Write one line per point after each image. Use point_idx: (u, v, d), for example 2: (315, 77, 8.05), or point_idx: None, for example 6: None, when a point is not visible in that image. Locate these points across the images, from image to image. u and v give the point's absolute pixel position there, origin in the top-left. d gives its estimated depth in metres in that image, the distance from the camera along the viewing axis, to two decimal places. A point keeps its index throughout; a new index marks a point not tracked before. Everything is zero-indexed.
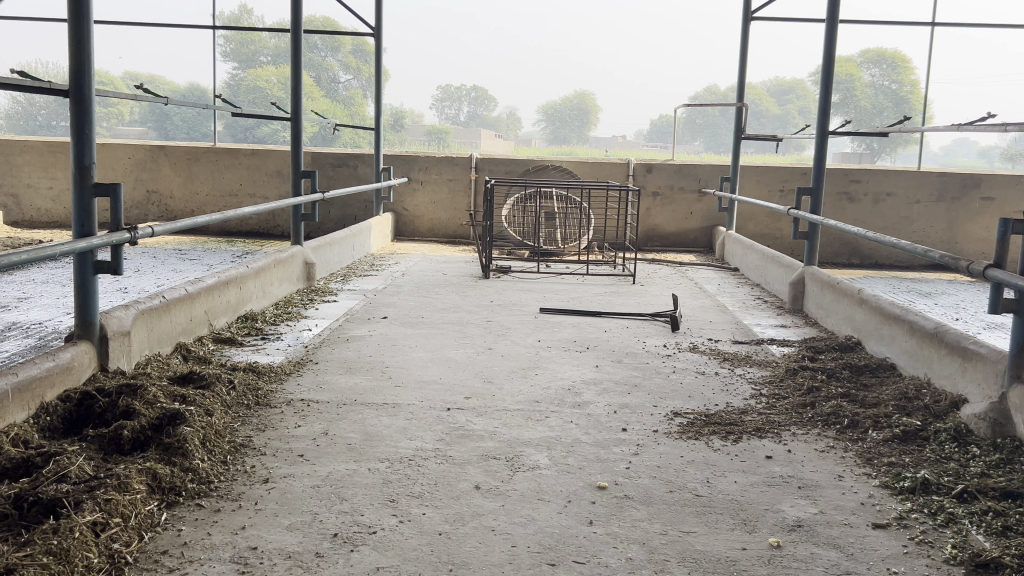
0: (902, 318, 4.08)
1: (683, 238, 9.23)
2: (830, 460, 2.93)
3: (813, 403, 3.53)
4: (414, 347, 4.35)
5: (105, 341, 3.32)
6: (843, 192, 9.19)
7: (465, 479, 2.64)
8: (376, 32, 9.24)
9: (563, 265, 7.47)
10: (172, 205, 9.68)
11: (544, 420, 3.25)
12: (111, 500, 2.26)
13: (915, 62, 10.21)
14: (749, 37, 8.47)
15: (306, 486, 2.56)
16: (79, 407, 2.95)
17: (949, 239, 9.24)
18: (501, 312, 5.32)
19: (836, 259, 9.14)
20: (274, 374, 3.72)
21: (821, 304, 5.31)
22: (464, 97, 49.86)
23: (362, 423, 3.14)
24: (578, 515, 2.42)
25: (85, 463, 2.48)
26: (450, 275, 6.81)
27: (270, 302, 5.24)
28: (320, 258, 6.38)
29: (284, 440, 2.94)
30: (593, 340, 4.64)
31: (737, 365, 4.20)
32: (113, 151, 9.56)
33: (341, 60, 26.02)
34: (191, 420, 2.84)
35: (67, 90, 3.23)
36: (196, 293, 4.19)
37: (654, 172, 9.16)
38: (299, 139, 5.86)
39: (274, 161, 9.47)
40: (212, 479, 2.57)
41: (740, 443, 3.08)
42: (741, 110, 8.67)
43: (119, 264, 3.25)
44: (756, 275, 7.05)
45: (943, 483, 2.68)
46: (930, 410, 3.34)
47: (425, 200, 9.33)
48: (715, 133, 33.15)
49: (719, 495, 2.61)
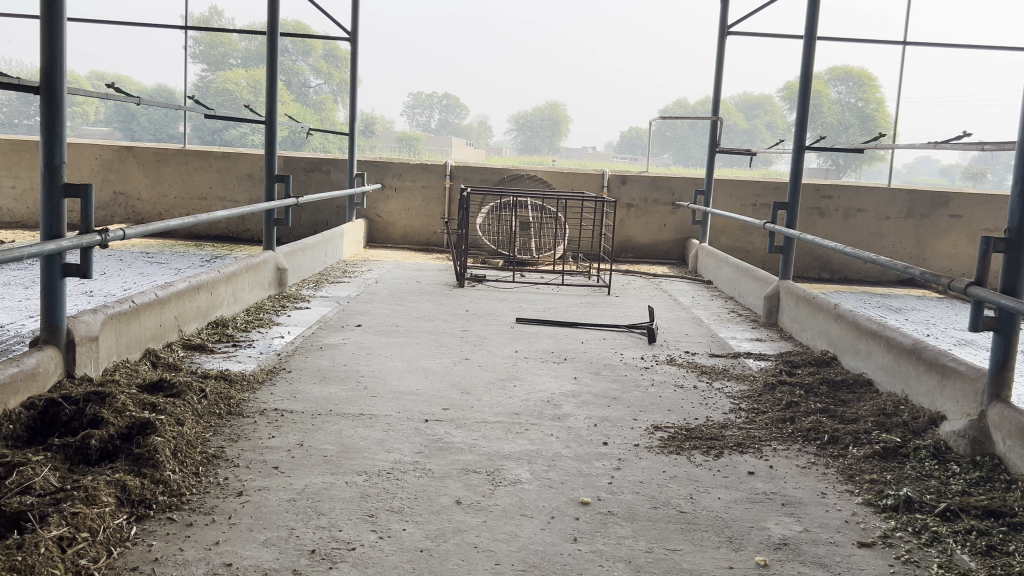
0: (878, 333, 4.09)
1: (656, 250, 9.25)
2: (812, 477, 2.92)
3: (793, 418, 3.51)
4: (389, 355, 4.29)
5: (72, 346, 3.20)
6: (814, 207, 9.27)
7: (445, 494, 2.58)
8: (351, 37, 9.15)
9: (538, 275, 7.44)
10: (139, 208, 9.51)
11: (525, 433, 3.20)
12: (78, 513, 2.17)
13: (884, 80, 10.35)
14: (725, 51, 8.52)
15: (281, 500, 2.48)
16: (44, 415, 2.84)
17: (917, 255, 9.35)
18: (477, 321, 5.26)
19: (807, 272, 9.21)
20: (246, 383, 3.62)
21: (797, 318, 5.32)
22: (435, 105, 49.80)
23: (338, 435, 3.07)
24: (561, 532, 2.37)
25: (50, 475, 2.39)
26: (424, 283, 6.74)
27: (241, 308, 5.13)
28: (292, 264, 6.28)
29: (258, 451, 2.86)
30: (571, 351, 4.60)
31: (715, 379, 4.19)
32: (79, 151, 9.36)
33: (313, 66, 25.87)
34: (162, 430, 2.75)
35: (37, 86, 3.12)
36: (165, 299, 4.08)
37: (628, 184, 9.19)
38: (272, 142, 5.74)
39: (245, 165, 9.33)
40: (184, 491, 2.49)
41: (721, 458, 3.05)
42: (716, 123, 8.70)
43: (89, 268, 3.17)
44: (730, 288, 7.06)
45: (926, 501, 2.67)
46: (909, 427, 3.34)
47: (399, 207, 9.25)
48: (685, 147, 33.55)
49: (703, 511, 2.57)
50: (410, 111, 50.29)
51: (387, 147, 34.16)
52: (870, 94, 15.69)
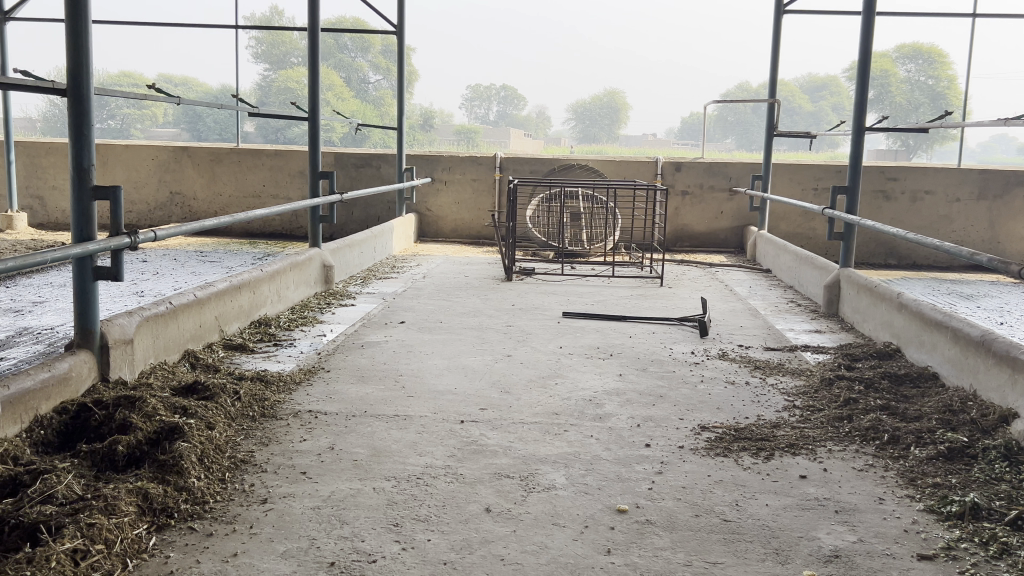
0: (945, 325, 3.85)
1: (713, 238, 9.00)
2: (869, 481, 2.73)
3: (851, 417, 3.31)
4: (430, 353, 4.19)
5: (106, 349, 3.19)
6: (879, 189, 8.89)
7: (475, 501, 2.47)
8: (398, 31, 9.07)
9: (589, 267, 7.29)
10: (195, 207, 9.63)
11: (563, 434, 3.07)
12: (94, 525, 2.12)
13: (954, 55, 9.85)
14: (782, 31, 8.20)
15: (305, 508, 2.40)
16: (76, 420, 2.81)
17: (990, 239, 8.90)
18: (522, 316, 5.15)
19: (872, 259, 8.85)
20: (283, 384, 3.57)
21: (858, 308, 5.07)
22: (494, 96, 49.60)
23: (371, 437, 2.99)
24: (595, 544, 2.23)
25: (73, 483, 2.35)
26: (472, 277, 6.66)
27: (286, 306, 5.12)
28: (339, 260, 6.24)
29: (287, 456, 2.79)
30: (617, 346, 4.45)
31: (769, 374, 3.99)
32: (137, 152, 9.53)
33: (372, 61, 26.39)
34: (189, 436, 2.69)
35: (65, 89, 3.11)
36: (205, 299, 4.06)
37: (682, 171, 8.94)
38: (316, 138, 5.68)
39: (296, 162, 9.37)
40: (207, 499, 2.43)
41: (772, 461, 2.88)
42: (774, 106, 8.37)
43: (120, 270, 3.14)
44: (790, 276, 6.80)
45: (995, 508, 2.46)
46: (976, 425, 3.12)
47: (449, 201, 9.18)
48: (748, 130, 32.85)
49: (749, 520, 2.41)
50: (468, 104, 50.09)
51: (444, 140, 34.10)
52: (942, 72, 15.16)
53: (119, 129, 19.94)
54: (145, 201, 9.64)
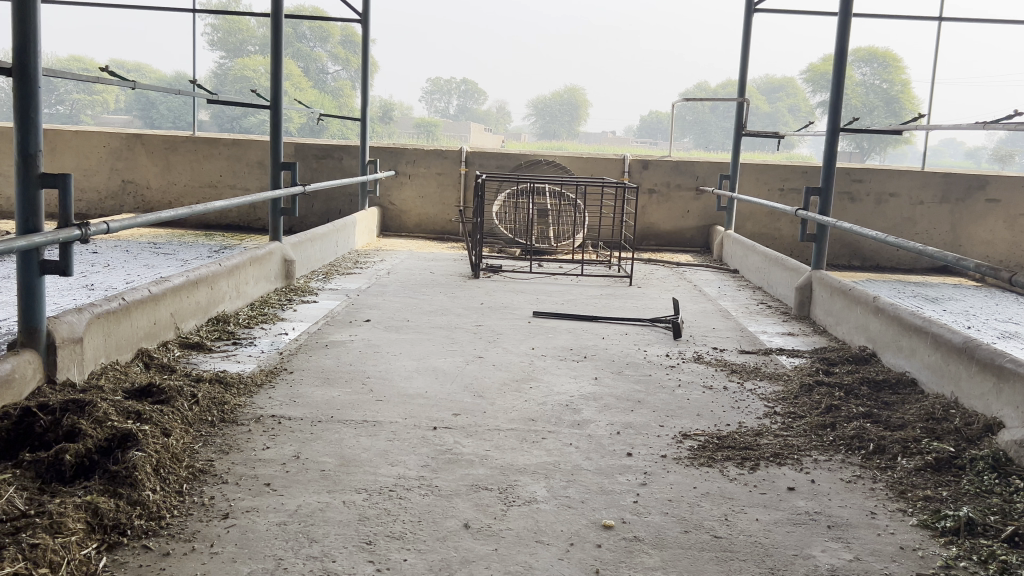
0: (924, 330, 3.79)
1: (679, 237, 8.94)
2: (858, 494, 2.64)
3: (834, 425, 3.22)
4: (398, 354, 4.03)
5: (52, 349, 2.98)
6: (845, 191, 8.92)
7: (453, 516, 2.33)
8: (362, 20, 8.84)
9: (557, 265, 7.16)
10: (148, 196, 9.31)
11: (541, 442, 2.94)
12: (37, 546, 1.93)
13: (918, 57, 9.90)
14: (751, 31, 8.16)
15: (270, 524, 2.23)
16: (18, 426, 2.59)
17: (952, 241, 8.98)
18: (492, 315, 5.01)
19: (836, 260, 8.87)
20: (244, 386, 3.38)
21: (831, 311, 5.02)
22: (454, 90, 49.18)
23: (338, 445, 2.82)
24: (582, 563, 2.11)
25: (15, 497, 2.16)
26: (437, 274, 6.51)
27: (244, 302, 4.90)
28: (300, 255, 6.03)
29: (249, 466, 2.62)
30: (591, 348, 4.33)
31: (747, 379, 3.90)
32: (87, 139, 9.17)
33: (331, 51, 25.98)
34: (143, 444, 2.50)
35: (10, 69, 2.89)
36: (159, 294, 3.84)
37: (649, 169, 8.86)
38: (279, 128, 5.45)
39: (255, 152, 9.11)
40: (164, 514, 2.25)
41: (758, 472, 2.77)
42: (742, 105, 8.32)
43: (68, 264, 2.93)
44: (758, 277, 6.75)
45: (990, 524, 2.37)
46: (962, 434, 3.04)
47: (413, 195, 9.00)
48: (706, 130, 32.94)
49: (741, 536, 2.30)
50: (428, 97, 49.59)
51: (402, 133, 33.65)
52: (897, 75, 15.30)
53: (69, 115, 19.32)
54: (96, 189, 9.29)
